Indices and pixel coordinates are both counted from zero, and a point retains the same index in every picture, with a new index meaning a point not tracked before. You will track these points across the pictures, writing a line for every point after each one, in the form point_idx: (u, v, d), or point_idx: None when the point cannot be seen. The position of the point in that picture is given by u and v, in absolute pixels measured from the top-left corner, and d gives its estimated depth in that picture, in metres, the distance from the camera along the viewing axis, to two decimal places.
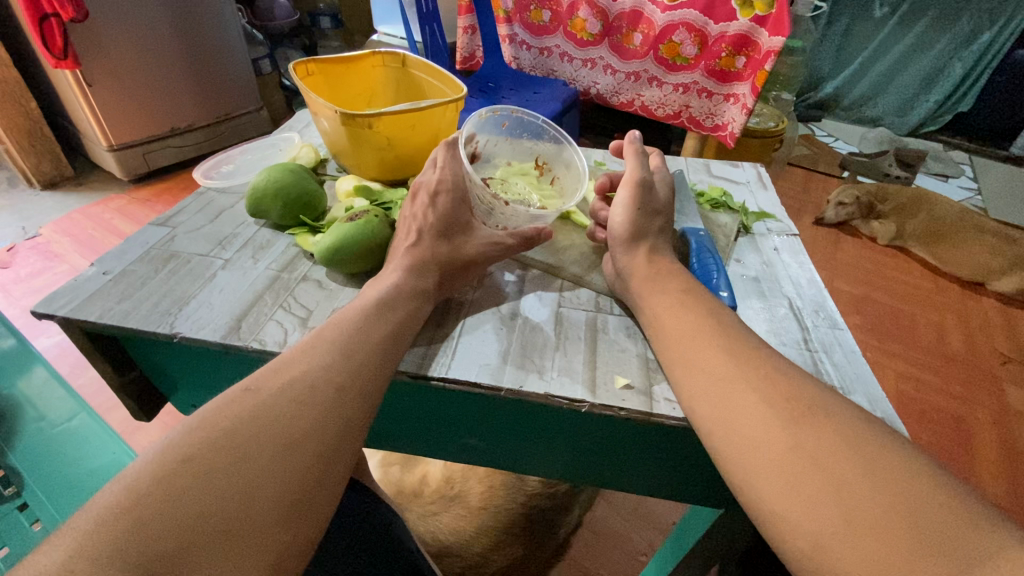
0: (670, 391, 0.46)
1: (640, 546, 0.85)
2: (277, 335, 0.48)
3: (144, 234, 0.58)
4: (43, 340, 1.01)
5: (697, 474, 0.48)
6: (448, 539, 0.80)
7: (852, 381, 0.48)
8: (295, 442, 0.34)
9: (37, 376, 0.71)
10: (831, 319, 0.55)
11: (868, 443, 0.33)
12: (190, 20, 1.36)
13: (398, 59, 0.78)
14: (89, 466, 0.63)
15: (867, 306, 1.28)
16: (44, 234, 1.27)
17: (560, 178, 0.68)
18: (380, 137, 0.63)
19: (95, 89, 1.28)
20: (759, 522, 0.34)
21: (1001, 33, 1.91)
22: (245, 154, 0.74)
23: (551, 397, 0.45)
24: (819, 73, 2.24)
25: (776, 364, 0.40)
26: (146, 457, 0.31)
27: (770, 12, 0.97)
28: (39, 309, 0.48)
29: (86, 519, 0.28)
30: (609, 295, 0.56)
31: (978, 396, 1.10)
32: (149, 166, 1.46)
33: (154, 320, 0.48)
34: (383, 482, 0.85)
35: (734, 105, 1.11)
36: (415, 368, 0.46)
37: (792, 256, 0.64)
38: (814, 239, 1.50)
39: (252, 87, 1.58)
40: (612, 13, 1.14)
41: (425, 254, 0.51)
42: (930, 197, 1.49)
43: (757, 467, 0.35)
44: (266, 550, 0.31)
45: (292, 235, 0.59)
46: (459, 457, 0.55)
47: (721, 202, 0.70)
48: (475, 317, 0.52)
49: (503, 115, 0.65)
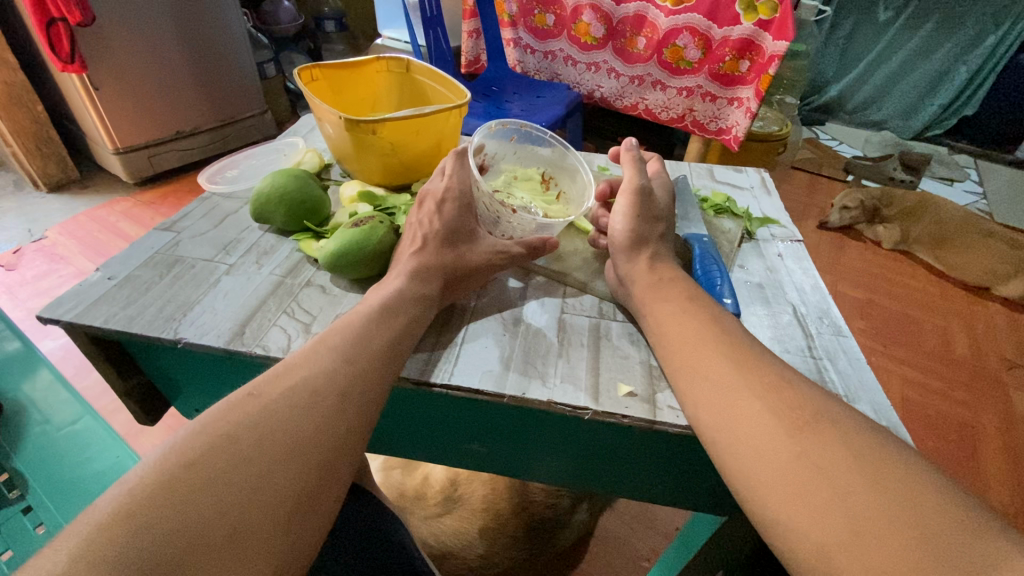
0: (673, 398, 0.45)
1: (642, 551, 0.86)
2: (280, 340, 0.48)
3: (148, 239, 0.58)
4: (48, 342, 1.02)
5: (698, 480, 0.48)
6: (451, 541, 0.80)
7: (856, 388, 0.48)
8: (296, 448, 0.34)
9: (41, 379, 0.71)
10: (835, 327, 0.54)
11: (873, 451, 0.33)
12: (195, 24, 1.37)
13: (402, 64, 0.78)
14: (92, 470, 0.63)
15: (871, 311, 1.28)
16: (49, 236, 1.27)
17: (565, 190, 0.67)
18: (384, 143, 0.63)
19: (101, 93, 1.29)
20: (763, 529, 0.34)
21: (1006, 37, 1.90)
22: (250, 159, 0.74)
23: (554, 404, 0.44)
24: (823, 77, 2.23)
25: (780, 371, 0.40)
26: (149, 461, 0.31)
27: (774, 17, 0.96)
28: (45, 315, 0.48)
29: (88, 522, 0.28)
30: (612, 301, 0.56)
31: (983, 402, 1.09)
32: (153, 168, 1.46)
33: (158, 325, 0.48)
34: (384, 486, 0.85)
35: (738, 109, 1.11)
36: (418, 374, 0.46)
37: (796, 262, 0.64)
38: (818, 243, 1.49)
39: (257, 90, 1.59)
40: (615, 18, 1.15)
41: (429, 261, 0.52)
42: (935, 201, 1.48)
43: (761, 474, 0.34)
44: (267, 554, 0.31)
45: (296, 241, 0.59)
46: (461, 463, 0.55)
47: (725, 208, 0.70)
48: (478, 323, 0.52)
49: (511, 128, 0.66)
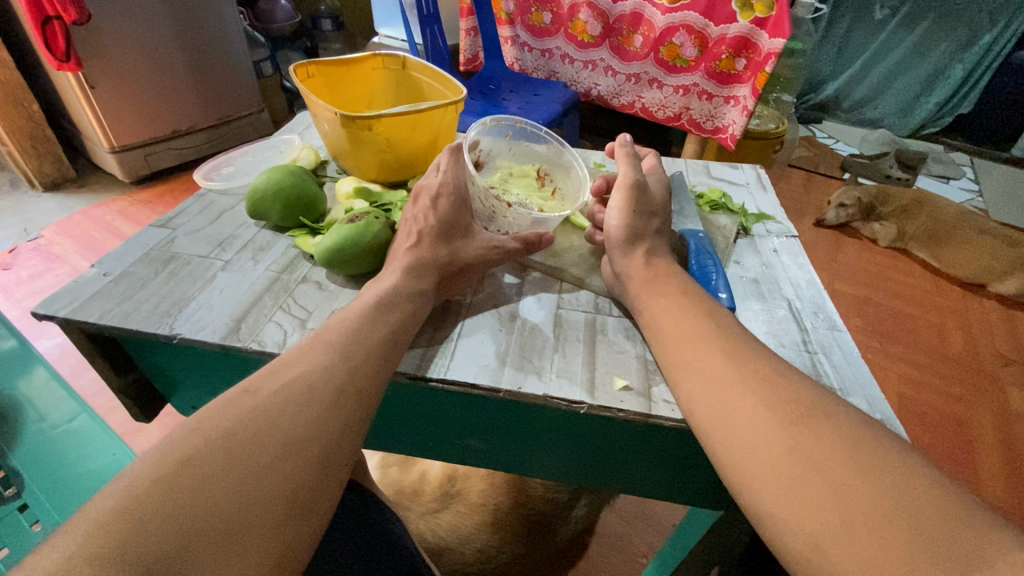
0: (668, 392, 0.46)
1: (639, 548, 0.86)
2: (276, 336, 0.48)
3: (144, 235, 0.58)
4: (45, 341, 1.02)
5: (695, 474, 0.48)
6: (448, 536, 0.80)
7: (851, 382, 0.48)
8: (291, 446, 0.34)
9: (38, 376, 0.71)
10: (830, 321, 0.55)
11: (866, 446, 0.33)
12: (191, 23, 1.36)
13: (399, 61, 0.78)
14: (88, 467, 0.63)
15: (867, 308, 1.28)
16: (45, 236, 1.27)
17: (562, 186, 0.68)
18: (380, 140, 0.63)
19: (97, 92, 1.29)
20: (758, 523, 0.34)
21: (1002, 34, 1.90)
22: (245, 156, 0.74)
23: (550, 398, 0.45)
24: (819, 75, 2.24)
25: (775, 366, 0.40)
26: (146, 457, 0.31)
27: (771, 14, 0.97)
28: (40, 310, 0.48)
29: (84, 522, 0.28)
30: (608, 296, 0.56)
31: (979, 399, 1.10)
32: (150, 168, 1.46)
33: (154, 322, 0.48)
34: (382, 483, 0.85)
35: (734, 107, 1.11)
36: (414, 369, 0.46)
37: (792, 257, 0.64)
38: (815, 241, 1.50)
39: (253, 90, 1.58)
40: (612, 16, 1.14)
41: (424, 256, 0.52)
42: (931, 198, 1.49)
43: (754, 468, 0.35)
44: (265, 551, 0.30)
45: (292, 237, 0.59)
46: (460, 458, 0.55)
47: (721, 204, 0.70)
48: (475, 319, 0.52)
49: (506, 125, 0.67)
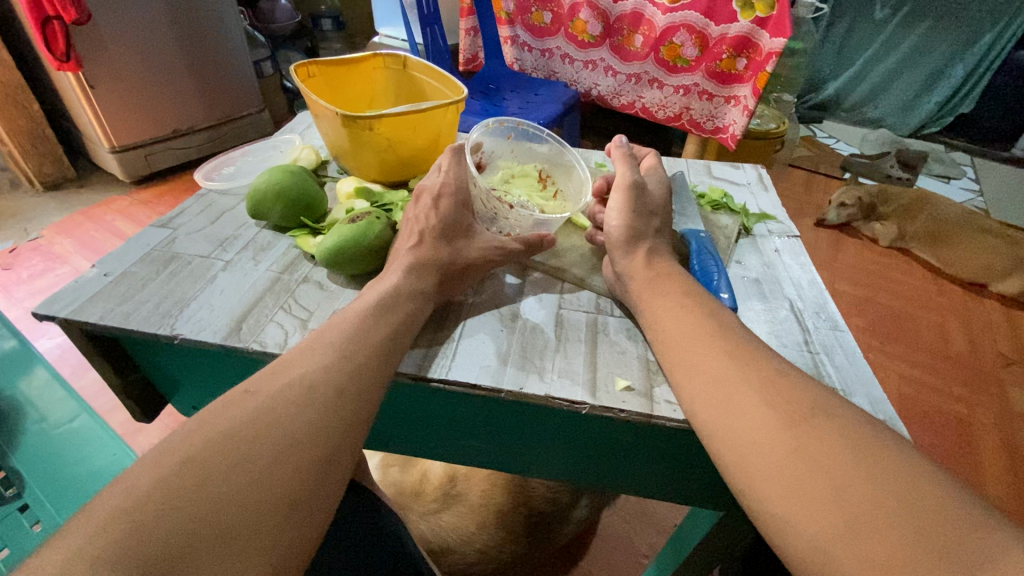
0: (670, 393, 0.45)
1: (640, 548, 0.86)
2: (277, 336, 0.48)
3: (145, 235, 0.58)
4: (44, 341, 1.02)
5: (695, 475, 0.48)
6: (449, 536, 0.80)
7: (853, 382, 0.48)
8: (292, 446, 0.34)
9: (38, 376, 0.71)
10: (833, 321, 0.55)
11: (868, 445, 0.33)
12: (191, 23, 1.36)
13: (399, 61, 0.78)
14: (89, 468, 0.63)
15: (867, 308, 1.28)
16: (45, 236, 1.27)
17: (563, 187, 0.68)
18: (381, 139, 0.63)
19: (97, 91, 1.29)
20: (760, 524, 0.34)
21: (1003, 33, 1.90)
22: (245, 156, 0.74)
23: (552, 398, 0.44)
24: (820, 74, 2.24)
25: (777, 366, 0.40)
26: (147, 459, 0.31)
27: (771, 14, 0.96)
28: (40, 311, 0.48)
29: (84, 524, 0.27)
30: (610, 296, 0.56)
31: (980, 398, 1.10)
32: (150, 168, 1.46)
33: (155, 322, 0.48)
34: (383, 483, 0.85)
35: (735, 106, 1.11)
36: (415, 370, 0.46)
37: (793, 257, 0.64)
38: (816, 241, 1.50)
39: (253, 89, 1.58)
40: (612, 15, 1.14)
41: (426, 256, 0.51)
42: (931, 198, 1.48)
43: (756, 468, 0.35)
44: (264, 553, 0.30)
45: (293, 237, 0.59)
46: (461, 459, 0.55)
47: (722, 204, 0.70)
48: (476, 319, 0.52)
49: (508, 126, 0.67)
